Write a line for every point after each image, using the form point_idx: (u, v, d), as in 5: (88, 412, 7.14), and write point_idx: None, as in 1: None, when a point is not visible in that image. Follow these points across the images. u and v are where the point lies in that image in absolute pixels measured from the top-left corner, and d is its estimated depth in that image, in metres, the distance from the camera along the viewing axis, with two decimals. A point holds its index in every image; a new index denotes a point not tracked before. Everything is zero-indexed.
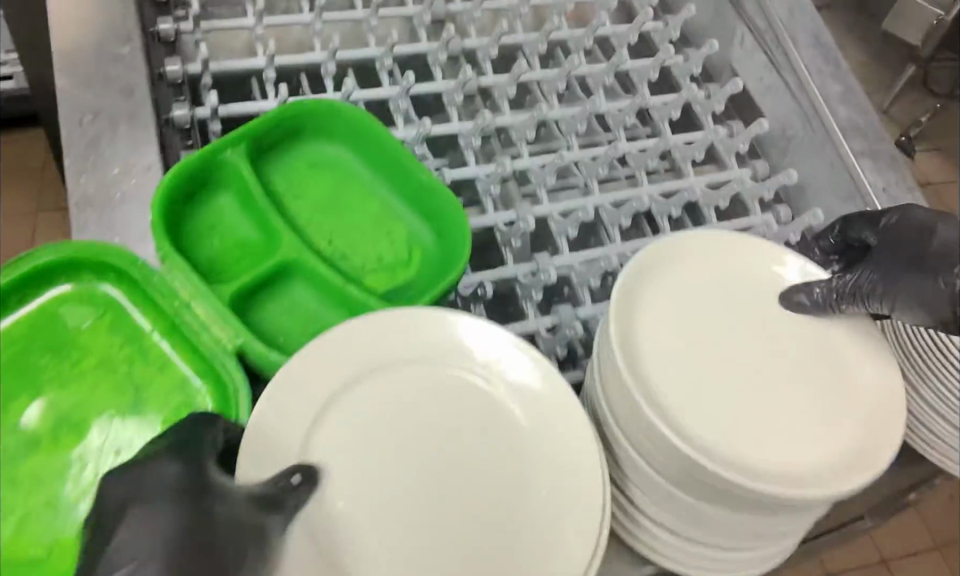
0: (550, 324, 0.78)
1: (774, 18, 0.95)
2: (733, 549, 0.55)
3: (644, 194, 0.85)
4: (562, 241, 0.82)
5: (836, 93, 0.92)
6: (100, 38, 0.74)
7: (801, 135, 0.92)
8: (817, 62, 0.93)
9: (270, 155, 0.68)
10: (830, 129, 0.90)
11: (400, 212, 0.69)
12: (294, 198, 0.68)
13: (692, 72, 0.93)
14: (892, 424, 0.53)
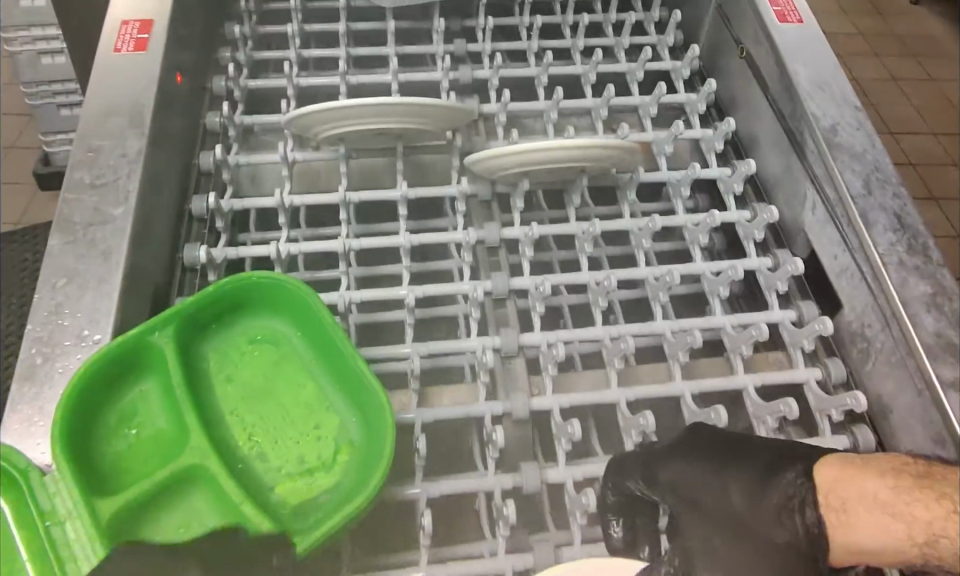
0: (514, 482, 0.66)
1: (844, 190, 0.78)
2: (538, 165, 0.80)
3: (658, 330, 0.73)
4: (546, 379, 0.71)
5: (921, 295, 0.73)
6: (125, 119, 0.68)
7: (874, 331, 0.76)
8: (899, 245, 0.75)
9: (208, 331, 0.64)
10: (912, 346, 0.70)
11: (336, 404, 0.63)
12: (225, 381, 0.63)
13: (734, 188, 0.86)
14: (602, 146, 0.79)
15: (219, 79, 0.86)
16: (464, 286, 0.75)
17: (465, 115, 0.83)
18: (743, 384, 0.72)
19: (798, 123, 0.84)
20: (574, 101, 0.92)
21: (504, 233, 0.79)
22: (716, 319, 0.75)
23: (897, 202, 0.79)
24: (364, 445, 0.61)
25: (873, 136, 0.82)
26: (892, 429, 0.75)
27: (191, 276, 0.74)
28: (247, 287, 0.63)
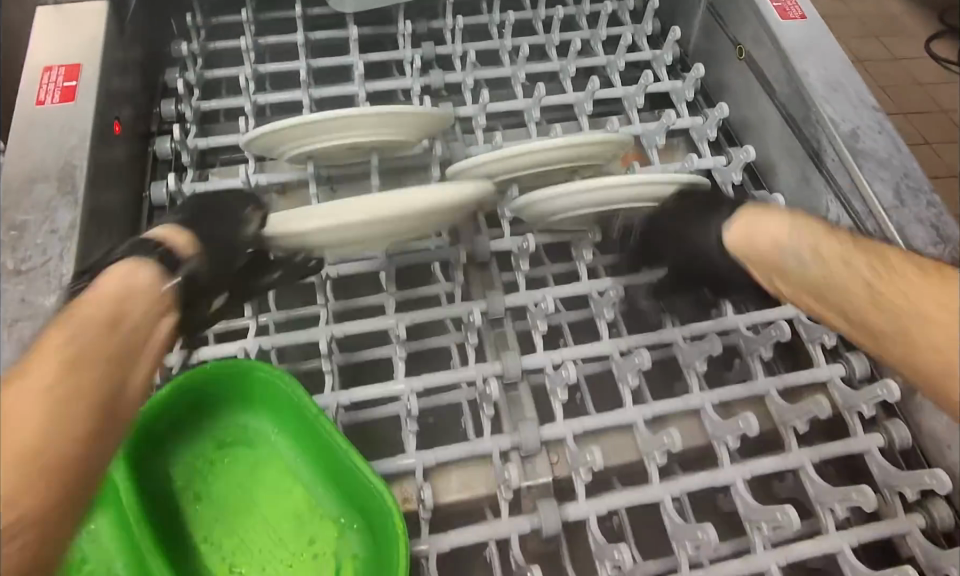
0: (531, 526, 0.58)
1: (872, 203, 0.70)
2: (526, 172, 0.69)
3: (669, 338, 0.67)
4: (554, 404, 0.63)
5: None
6: (49, 181, 0.59)
7: None
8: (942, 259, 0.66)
9: (170, 446, 0.56)
10: None
11: (330, 509, 0.54)
12: (195, 502, 0.55)
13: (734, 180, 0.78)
14: (597, 142, 0.68)
15: (168, 102, 0.78)
16: (457, 310, 0.66)
17: (439, 119, 0.73)
18: (765, 388, 0.66)
19: (813, 129, 0.77)
20: (561, 101, 0.83)
21: (494, 245, 0.70)
22: (759, 384, 0.66)
23: (933, 211, 0.69)
24: (367, 557, 0.52)
25: (898, 140, 0.74)
26: None
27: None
28: (206, 384, 0.55)
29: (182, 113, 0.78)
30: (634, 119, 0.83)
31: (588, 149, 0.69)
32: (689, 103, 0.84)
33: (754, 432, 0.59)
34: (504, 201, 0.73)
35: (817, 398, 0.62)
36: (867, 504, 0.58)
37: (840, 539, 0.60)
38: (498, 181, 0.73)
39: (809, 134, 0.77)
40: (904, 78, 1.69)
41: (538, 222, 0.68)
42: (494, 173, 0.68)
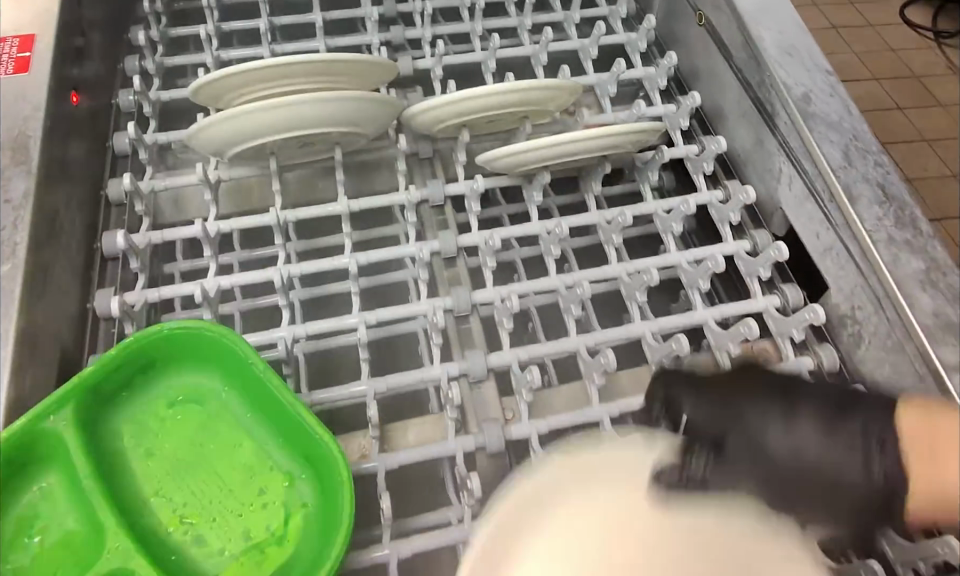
0: (475, 445, 0.60)
1: (822, 165, 0.71)
2: (477, 115, 0.71)
3: (637, 332, 0.66)
4: (503, 335, 0.66)
5: (914, 271, 0.65)
6: (3, 141, 0.59)
7: (864, 306, 0.70)
8: (886, 220, 0.68)
9: (119, 401, 0.57)
10: (911, 331, 0.63)
11: (280, 462, 0.56)
12: (146, 457, 0.55)
13: (682, 125, 0.80)
14: (541, 86, 0.70)
15: (130, 59, 0.78)
16: (409, 249, 0.69)
17: (387, 71, 0.75)
18: (704, 318, 0.68)
19: (769, 94, 0.78)
20: (515, 54, 0.85)
21: (448, 189, 0.73)
22: (698, 314, 0.68)
23: (880, 171, 0.71)
24: (317, 508, 0.54)
25: (849, 103, 0.75)
26: None
27: (113, 265, 0.68)
28: (160, 344, 0.56)
29: (145, 68, 0.79)
30: (588, 70, 0.86)
31: (533, 93, 0.70)
32: (641, 54, 0.87)
33: (686, 351, 0.64)
34: (457, 147, 0.75)
35: (747, 320, 0.65)
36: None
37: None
38: (452, 127, 0.75)
39: (763, 97, 0.79)
40: (876, 43, 1.69)
41: (493, 165, 0.71)
42: (444, 115, 0.70)
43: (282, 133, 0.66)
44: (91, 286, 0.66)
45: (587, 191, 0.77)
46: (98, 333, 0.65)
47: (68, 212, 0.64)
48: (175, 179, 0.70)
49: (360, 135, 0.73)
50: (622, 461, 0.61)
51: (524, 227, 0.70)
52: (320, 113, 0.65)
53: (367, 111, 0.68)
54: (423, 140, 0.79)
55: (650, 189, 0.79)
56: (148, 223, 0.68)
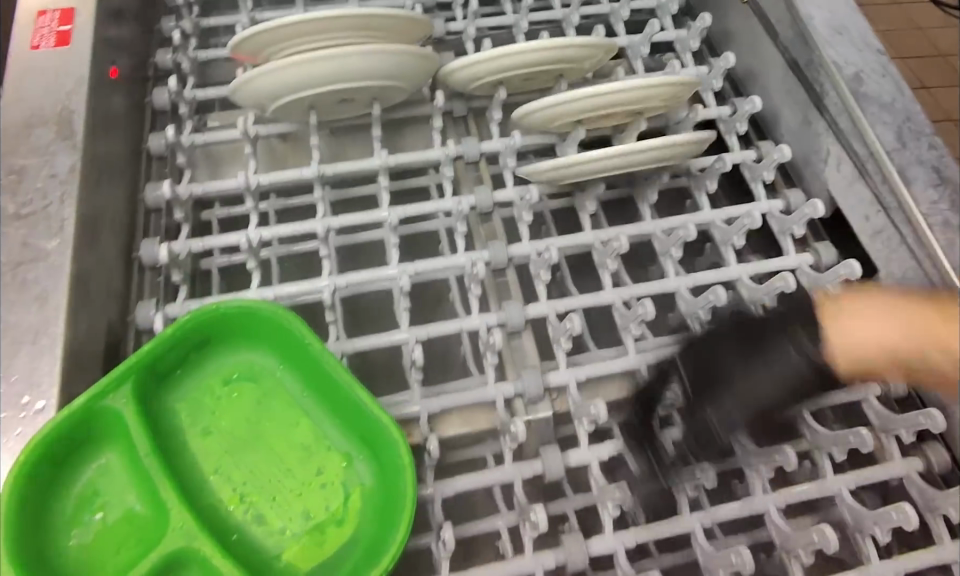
0: (514, 391, 0.61)
1: (875, 147, 0.70)
2: (512, 71, 0.70)
3: (672, 287, 0.67)
4: (539, 288, 0.66)
5: None
6: (48, 104, 0.59)
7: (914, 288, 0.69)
8: (942, 203, 0.66)
9: (174, 379, 0.56)
10: None
11: (337, 443, 0.55)
12: (203, 436, 0.55)
13: (713, 87, 0.80)
14: (570, 44, 0.68)
15: (167, 19, 0.78)
16: (446, 204, 0.68)
17: (424, 27, 0.73)
18: (737, 274, 0.69)
19: (817, 74, 0.76)
20: (548, 17, 0.84)
21: (484, 147, 0.72)
22: (731, 270, 0.69)
23: (934, 153, 0.69)
24: (377, 488, 0.53)
25: (901, 83, 0.74)
26: (941, 404, 0.67)
27: (155, 216, 0.68)
28: (216, 321, 0.55)
29: (181, 30, 0.79)
30: (619, 32, 0.85)
31: (567, 51, 0.69)
32: (672, 18, 0.86)
33: (724, 301, 0.64)
34: (492, 105, 0.74)
35: (783, 274, 0.66)
36: (825, 366, 0.63)
37: (803, 402, 0.64)
38: (487, 86, 0.74)
39: (812, 75, 0.77)
40: (906, 21, 1.66)
41: (530, 120, 0.70)
42: (477, 71, 0.69)
43: (320, 85, 0.65)
44: (135, 238, 0.67)
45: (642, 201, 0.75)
46: (145, 284, 0.64)
47: (112, 170, 0.64)
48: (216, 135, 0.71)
49: (400, 92, 0.71)
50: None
51: (578, 238, 0.68)
52: (356, 66, 0.64)
53: (405, 65, 0.66)
54: (456, 98, 0.78)
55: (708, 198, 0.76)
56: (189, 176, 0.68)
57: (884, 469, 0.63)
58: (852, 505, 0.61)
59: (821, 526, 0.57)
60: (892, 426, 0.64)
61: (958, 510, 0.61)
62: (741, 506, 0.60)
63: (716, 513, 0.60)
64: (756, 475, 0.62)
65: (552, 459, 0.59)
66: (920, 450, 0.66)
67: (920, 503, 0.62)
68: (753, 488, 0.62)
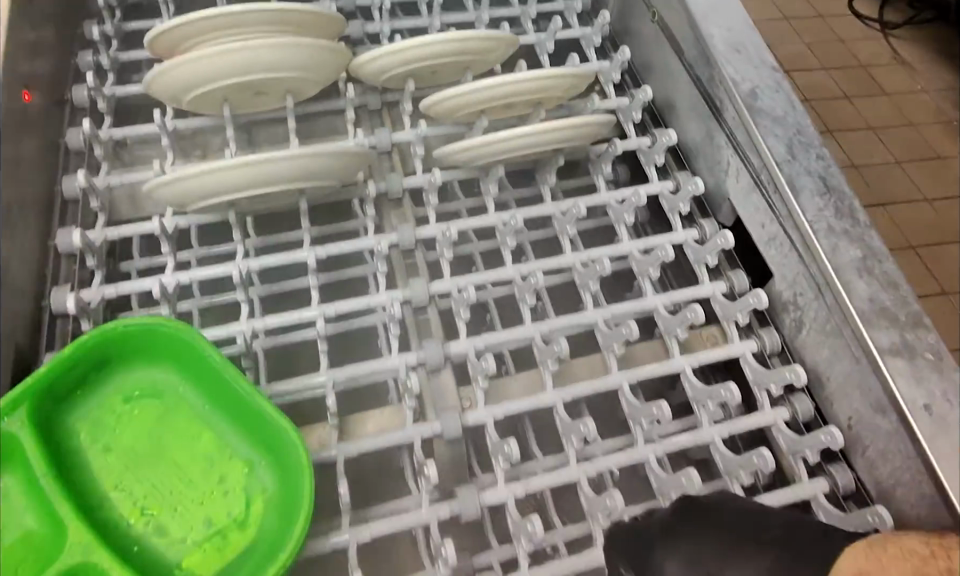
0: (416, 360, 0.64)
1: (767, 158, 0.74)
2: (420, 63, 0.72)
3: (569, 262, 0.71)
4: (443, 266, 0.69)
5: (852, 260, 0.69)
6: None
7: (804, 290, 0.73)
8: (826, 211, 0.71)
9: (73, 399, 0.57)
10: (848, 316, 0.67)
11: (239, 450, 0.57)
12: (104, 452, 0.56)
13: (613, 79, 0.85)
14: (473, 37, 0.70)
15: (89, 23, 0.80)
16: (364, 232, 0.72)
17: (338, 21, 0.75)
18: (629, 251, 0.73)
19: (717, 89, 0.80)
20: (461, 18, 0.87)
21: (395, 137, 0.76)
22: (623, 246, 0.73)
23: (821, 164, 0.74)
24: (276, 493, 0.55)
25: (793, 98, 0.78)
26: (829, 397, 0.73)
27: (73, 209, 0.72)
28: (115, 341, 0.56)
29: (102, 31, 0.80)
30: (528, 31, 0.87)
31: (471, 44, 0.71)
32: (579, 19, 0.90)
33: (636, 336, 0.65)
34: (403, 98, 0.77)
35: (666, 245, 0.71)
36: (698, 319, 0.68)
37: (684, 362, 0.69)
38: (396, 78, 0.76)
39: (712, 92, 0.81)
40: (826, 32, 1.73)
41: (436, 109, 0.73)
42: (388, 61, 0.71)
43: (236, 77, 0.66)
44: (52, 226, 0.70)
45: (542, 183, 0.79)
46: (60, 270, 0.69)
47: (27, 168, 0.67)
48: (135, 129, 0.74)
49: (317, 82, 0.73)
50: (549, 366, 0.65)
51: (482, 219, 0.71)
52: (270, 58, 0.65)
53: (320, 58, 0.68)
54: (371, 92, 0.81)
55: (605, 181, 0.81)
56: (106, 168, 0.71)
57: (754, 418, 0.68)
58: (723, 452, 0.65)
59: (688, 469, 0.61)
60: (763, 381, 0.70)
61: (814, 451, 0.68)
62: (624, 456, 0.64)
63: (603, 462, 0.63)
64: (638, 426, 0.66)
65: (455, 439, 0.62)
66: (788, 401, 0.73)
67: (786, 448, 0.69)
68: (635, 437, 0.65)
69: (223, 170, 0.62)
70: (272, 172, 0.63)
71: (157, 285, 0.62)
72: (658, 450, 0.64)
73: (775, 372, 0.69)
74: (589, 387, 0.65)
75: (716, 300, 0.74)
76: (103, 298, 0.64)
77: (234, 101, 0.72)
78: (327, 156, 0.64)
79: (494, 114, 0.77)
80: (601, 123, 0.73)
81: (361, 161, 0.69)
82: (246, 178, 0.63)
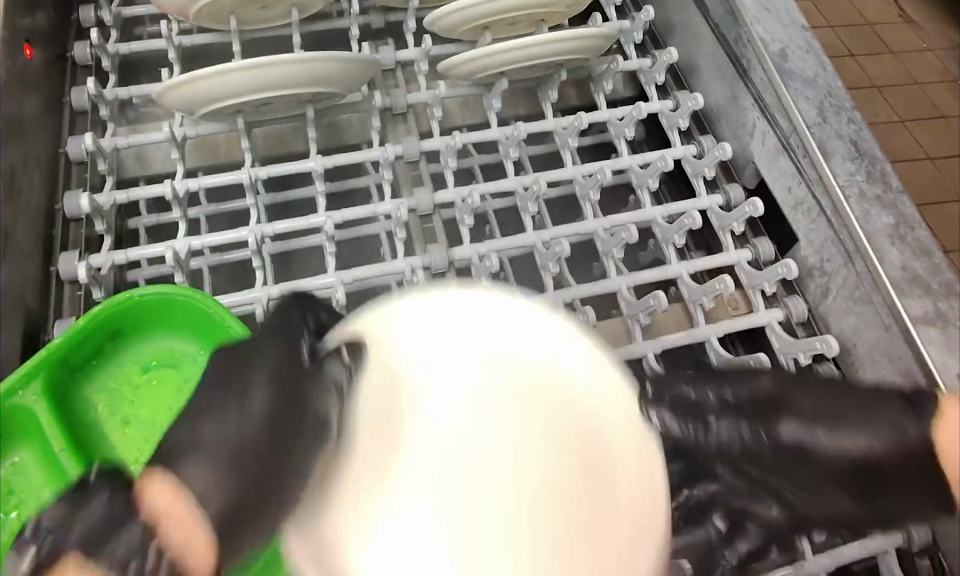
0: (421, 263, 0.66)
1: (797, 122, 0.72)
2: None
3: (569, 175, 0.72)
4: (447, 176, 0.70)
5: (884, 227, 0.67)
6: None
7: (829, 249, 0.72)
8: (858, 174, 0.69)
9: (90, 369, 0.55)
10: (878, 282, 0.65)
11: None
12: (122, 425, 0.54)
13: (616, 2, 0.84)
14: None
15: None
16: (375, 153, 0.69)
17: None
18: (628, 165, 0.74)
19: (744, 49, 0.78)
20: None
21: (399, 55, 0.75)
22: (622, 160, 0.74)
23: (853, 127, 0.72)
24: None
25: (824, 59, 0.76)
26: (855, 363, 0.71)
27: (82, 118, 0.72)
28: (133, 310, 0.54)
29: None
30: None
31: None
32: None
33: (634, 240, 0.67)
34: (407, 15, 0.76)
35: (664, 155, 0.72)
36: (696, 224, 0.69)
37: (680, 267, 0.70)
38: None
39: (736, 48, 0.79)
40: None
41: (446, 22, 0.71)
42: None
43: None
44: (61, 135, 0.70)
45: (544, 101, 0.78)
46: (73, 175, 0.69)
47: (37, 83, 0.66)
48: (142, 44, 0.73)
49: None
50: (550, 268, 0.67)
51: (485, 133, 0.72)
52: None
53: None
54: (374, 13, 0.80)
55: (604, 99, 0.80)
56: (114, 82, 0.71)
57: (748, 318, 0.69)
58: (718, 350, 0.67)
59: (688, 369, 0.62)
60: (757, 282, 0.71)
61: (807, 354, 0.67)
62: (623, 351, 0.64)
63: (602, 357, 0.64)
64: (637, 323, 0.67)
65: None
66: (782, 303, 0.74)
67: (777, 348, 0.69)
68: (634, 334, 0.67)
69: (228, 76, 0.60)
70: (277, 76, 0.61)
71: (167, 185, 0.62)
72: (655, 347, 0.65)
73: (768, 271, 0.70)
74: (591, 289, 0.67)
75: (713, 211, 0.75)
76: (115, 203, 0.64)
77: (240, 16, 0.70)
78: (340, 60, 0.62)
79: (498, 31, 0.76)
80: (610, 34, 0.71)
81: (369, 70, 0.67)
82: (251, 84, 0.61)
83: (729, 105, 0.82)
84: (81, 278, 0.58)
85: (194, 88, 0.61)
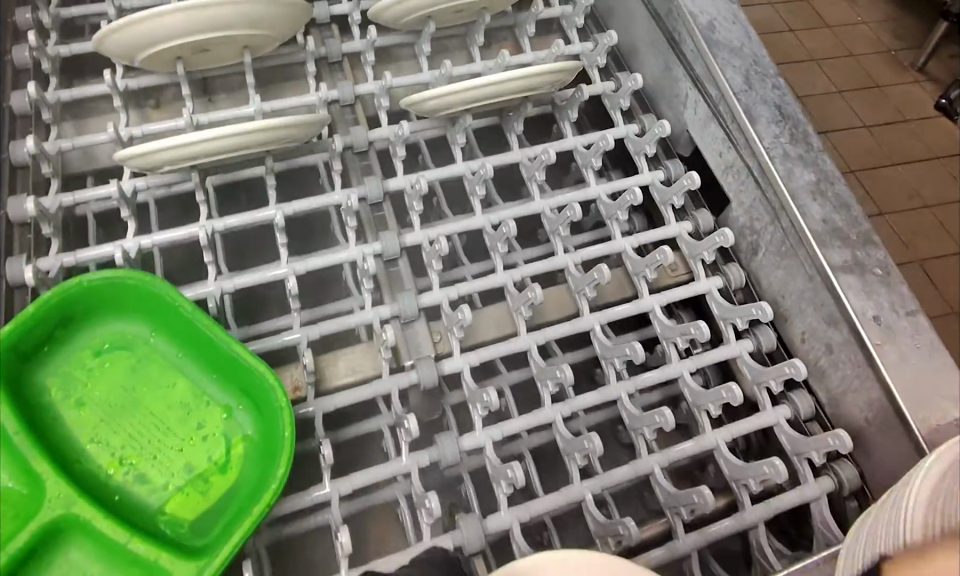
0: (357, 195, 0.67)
1: (723, 87, 0.74)
2: None
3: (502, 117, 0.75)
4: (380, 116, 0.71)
5: (806, 184, 0.70)
6: None
7: (756, 206, 0.75)
8: (782, 137, 0.72)
9: (41, 355, 0.56)
10: (803, 236, 0.68)
11: (216, 395, 0.57)
12: (77, 406, 0.55)
13: None
14: None
15: None
16: (311, 98, 0.69)
17: None
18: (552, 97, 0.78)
19: (674, 23, 0.80)
20: None
21: (333, 10, 0.75)
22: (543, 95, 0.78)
23: (777, 93, 0.75)
24: (257, 437, 0.56)
25: (750, 31, 0.79)
26: (784, 314, 0.73)
27: (24, 75, 0.72)
28: (80, 296, 0.55)
29: None
30: None
31: None
32: None
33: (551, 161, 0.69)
34: None
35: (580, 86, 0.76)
36: (610, 146, 0.71)
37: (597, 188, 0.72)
38: None
39: (667, 21, 0.81)
40: None
41: None
42: None
43: None
44: (3, 88, 0.70)
45: (472, 44, 0.77)
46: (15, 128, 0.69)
47: None
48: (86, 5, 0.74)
49: None
50: (478, 192, 0.68)
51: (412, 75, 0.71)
52: None
53: None
54: None
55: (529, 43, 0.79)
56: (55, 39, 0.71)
57: (658, 231, 0.72)
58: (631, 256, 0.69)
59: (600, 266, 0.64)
60: (667, 196, 0.74)
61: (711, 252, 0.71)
62: (545, 263, 0.66)
63: (529, 271, 0.66)
64: (557, 237, 0.69)
65: (405, 301, 0.62)
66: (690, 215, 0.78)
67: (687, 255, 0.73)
68: (554, 245, 0.69)
69: (161, 18, 0.60)
70: (206, 17, 0.61)
71: (110, 125, 0.63)
72: (575, 259, 0.67)
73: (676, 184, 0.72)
74: (515, 212, 0.68)
75: (629, 138, 0.78)
76: (60, 150, 0.66)
77: None
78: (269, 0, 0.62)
79: None
80: None
81: (303, 15, 0.68)
82: (185, 26, 0.61)
83: (662, 73, 0.85)
84: (29, 212, 0.60)
85: (122, 31, 0.61)
